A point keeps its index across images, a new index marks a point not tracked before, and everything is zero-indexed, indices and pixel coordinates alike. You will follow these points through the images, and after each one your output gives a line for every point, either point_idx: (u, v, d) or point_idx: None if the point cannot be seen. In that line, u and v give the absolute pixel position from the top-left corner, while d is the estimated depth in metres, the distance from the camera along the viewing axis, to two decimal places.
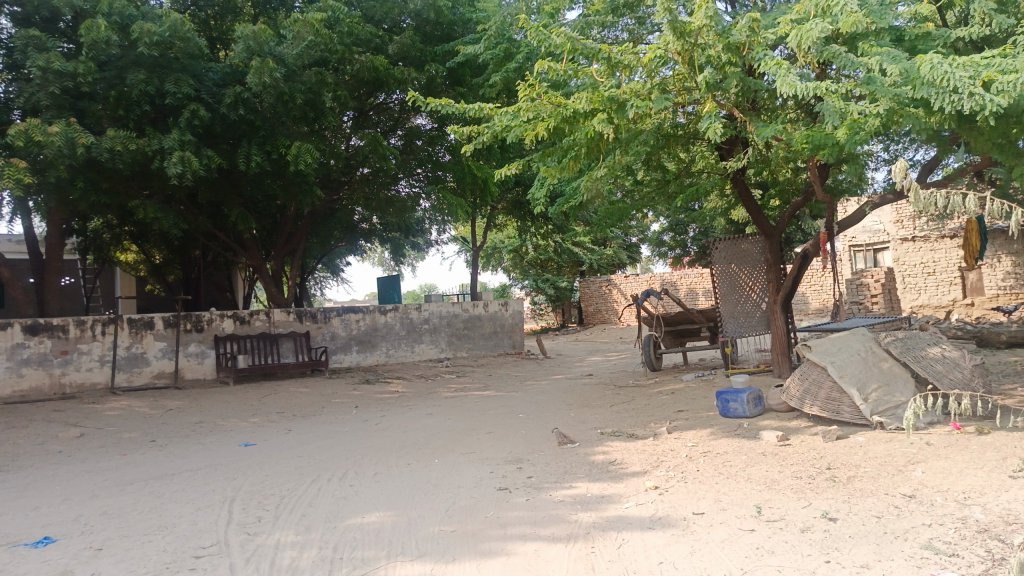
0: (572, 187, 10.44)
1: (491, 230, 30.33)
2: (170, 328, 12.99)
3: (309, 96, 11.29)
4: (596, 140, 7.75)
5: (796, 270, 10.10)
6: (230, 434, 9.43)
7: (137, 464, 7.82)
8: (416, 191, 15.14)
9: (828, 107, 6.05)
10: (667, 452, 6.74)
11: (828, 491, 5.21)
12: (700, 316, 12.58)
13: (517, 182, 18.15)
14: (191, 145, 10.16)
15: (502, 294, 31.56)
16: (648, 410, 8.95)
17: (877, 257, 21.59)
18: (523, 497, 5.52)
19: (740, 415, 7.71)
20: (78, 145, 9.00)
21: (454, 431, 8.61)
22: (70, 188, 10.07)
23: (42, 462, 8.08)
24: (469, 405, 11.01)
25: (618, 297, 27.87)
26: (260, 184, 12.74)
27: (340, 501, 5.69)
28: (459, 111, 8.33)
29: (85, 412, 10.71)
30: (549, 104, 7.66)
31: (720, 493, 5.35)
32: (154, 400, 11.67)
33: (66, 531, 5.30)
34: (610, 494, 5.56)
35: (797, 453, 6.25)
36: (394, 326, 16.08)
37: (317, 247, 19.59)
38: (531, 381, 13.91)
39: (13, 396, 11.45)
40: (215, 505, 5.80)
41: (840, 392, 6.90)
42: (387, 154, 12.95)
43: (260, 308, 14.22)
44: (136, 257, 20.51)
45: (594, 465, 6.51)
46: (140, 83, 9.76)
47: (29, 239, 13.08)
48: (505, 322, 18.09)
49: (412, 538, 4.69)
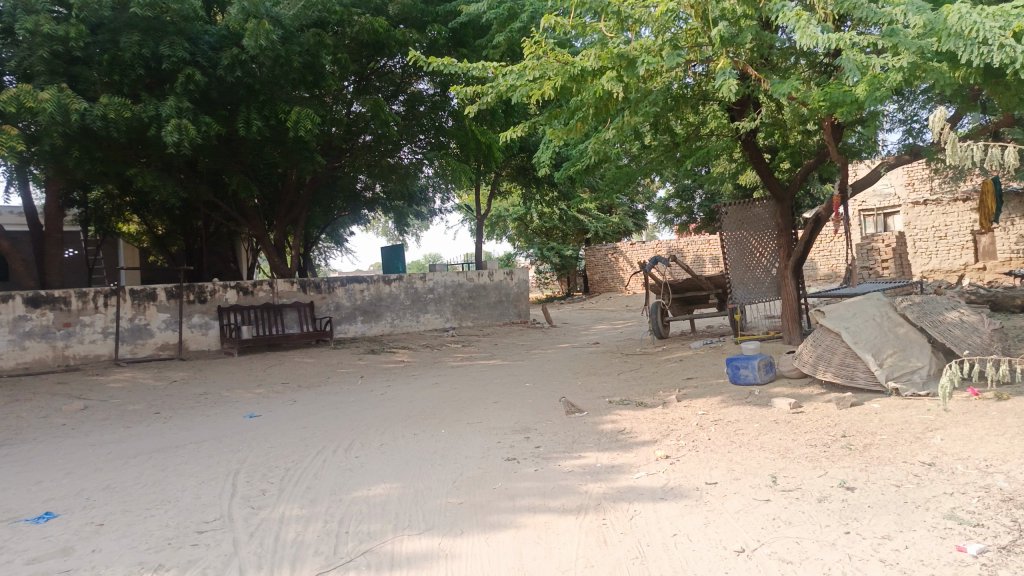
0: (579, 151, 10.20)
1: (496, 198, 30.07)
2: (173, 299, 12.87)
3: (307, 58, 10.99)
4: (604, 100, 7.51)
5: (808, 234, 9.86)
6: (234, 406, 9.35)
7: (141, 436, 7.74)
8: (418, 158, 14.86)
9: (848, 61, 5.80)
10: (677, 421, 6.61)
11: (844, 460, 5.07)
12: (708, 282, 12.39)
13: (522, 148, 17.87)
14: (188, 112, 9.92)
15: (507, 263, 31.37)
16: (656, 378, 8.82)
17: (888, 222, 21.21)
18: (532, 468, 5.40)
19: (751, 382, 7.57)
20: (71, 112, 8.77)
21: (461, 401, 8.50)
22: (66, 157, 9.87)
23: (46, 435, 8.02)
24: (476, 375, 10.91)
25: (623, 265, 27.67)
26: (260, 152, 12.51)
27: (346, 473, 5.58)
28: (462, 71, 8.06)
29: (89, 384, 10.64)
30: (556, 62, 7.43)
31: (734, 462, 5.23)
32: (158, 371, 11.59)
33: (67, 505, 5.21)
34: (621, 464, 5.43)
35: (810, 421, 6.12)
36: (398, 296, 15.94)
37: (320, 217, 19.39)
38: (537, 350, 13.80)
39: (16, 368, 11.40)
40: (219, 477, 5.71)
41: (854, 357, 6.75)
42: (389, 120, 12.69)
43: (263, 278, 14.08)
44: (138, 228, 20.37)
45: (603, 434, 6.39)
46: (134, 47, 9.51)
47: (28, 210, 12.91)
48: (510, 291, 17.93)
49: (419, 511, 4.58)
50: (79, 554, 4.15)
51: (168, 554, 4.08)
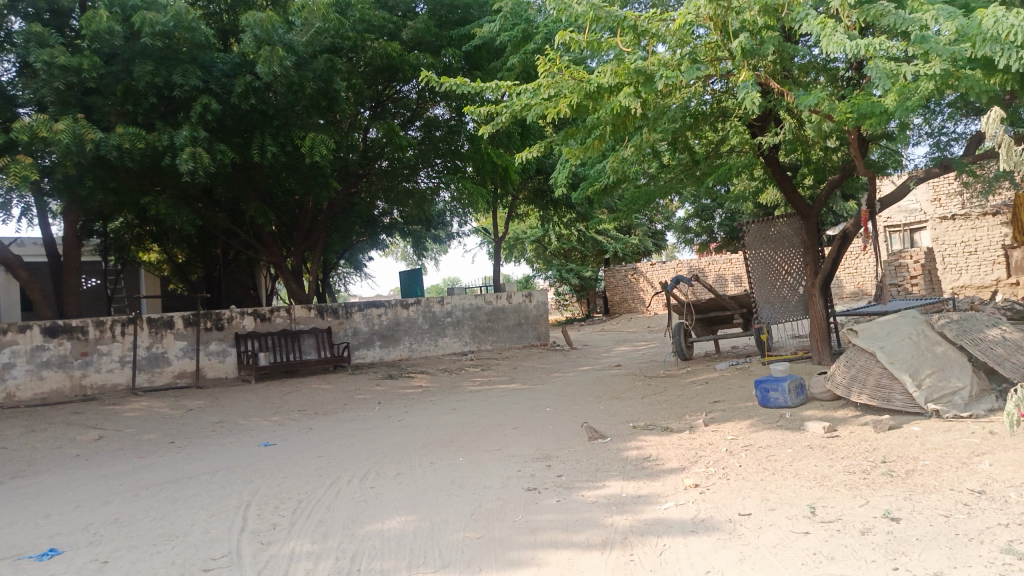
0: (598, 170, 10.03)
1: (513, 221, 30.07)
2: (190, 326, 12.79)
3: (320, 83, 10.94)
4: (622, 116, 7.34)
5: (836, 251, 9.56)
6: (250, 435, 9.18)
7: (153, 468, 7.57)
8: (436, 182, 14.77)
9: (877, 70, 5.59)
10: (706, 447, 6.33)
11: (886, 488, 4.77)
12: (732, 302, 12.09)
13: (539, 170, 17.80)
14: (204, 140, 9.88)
15: (526, 286, 31.18)
16: (682, 402, 8.54)
17: (915, 237, 20.73)
18: (554, 499, 5.14)
19: (781, 405, 7.28)
20: (85, 141, 8.75)
21: (480, 427, 8.28)
22: (80, 186, 9.85)
23: (58, 467, 7.89)
24: (495, 399, 10.67)
25: (644, 286, 27.35)
26: (276, 177, 12.46)
27: (360, 505, 5.36)
28: (476, 90, 7.94)
29: (105, 414, 10.53)
30: (572, 79, 7.29)
31: (767, 491, 4.94)
32: (175, 400, 11.47)
33: (73, 542, 5.03)
34: (647, 494, 5.16)
35: (847, 446, 5.81)
36: (416, 320, 15.78)
37: (338, 242, 19.37)
38: (557, 373, 13.53)
39: (33, 399, 11.35)
40: (230, 511, 5.52)
41: (890, 379, 6.46)
42: (405, 143, 12.62)
43: (280, 304, 13.99)
44: (159, 257, 20.48)
45: (627, 461, 6.13)
46: (148, 75, 9.52)
47: (46, 240, 12.94)
48: (529, 314, 17.71)
49: (435, 546, 4.35)
50: None
51: None
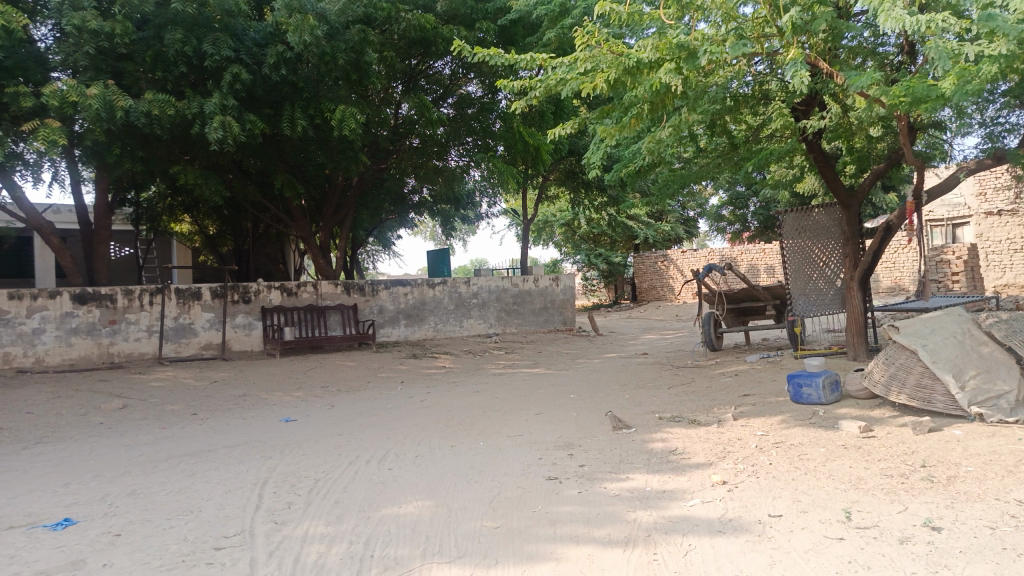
0: (632, 152, 9.77)
1: (543, 204, 29.84)
2: (217, 299, 12.79)
3: (351, 55, 10.78)
4: (661, 93, 7.07)
5: (877, 244, 9.21)
6: (271, 409, 9.15)
7: (174, 439, 7.56)
8: (465, 161, 14.52)
9: (938, 49, 5.28)
10: (735, 442, 6.11)
11: (926, 494, 4.53)
12: (764, 293, 11.78)
13: (571, 151, 17.51)
14: (233, 110, 9.79)
15: (554, 269, 30.91)
16: (710, 394, 8.30)
17: (958, 232, 20.11)
18: (576, 490, 4.98)
19: (814, 401, 7.02)
20: (115, 108, 8.70)
21: (501, 412, 8.14)
22: (109, 154, 9.84)
23: (82, 434, 7.92)
24: (518, 383, 10.53)
25: (674, 273, 26.91)
26: (306, 151, 12.36)
27: (377, 487, 5.25)
28: (510, 62, 7.71)
29: (130, 382, 10.60)
30: (610, 53, 7.03)
31: (799, 493, 4.73)
32: (199, 371, 11.51)
33: (88, 512, 5.00)
34: (673, 489, 4.97)
35: (884, 447, 5.56)
36: (442, 300, 15.68)
37: (367, 219, 19.31)
38: (582, 359, 13.35)
39: (62, 365, 11.47)
40: (246, 487, 5.45)
41: (932, 379, 6.16)
42: (435, 119, 12.43)
43: (307, 280, 13.94)
44: (190, 228, 20.62)
45: (652, 454, 5.94)
46: (177, 44, 9.40)
47: (79, 209, 13.01)
48: (555, 297, 17.50)
49: (451, 534, 4.22)
50: (89, 569, 3.90)
51: (180, 573, 3.79)
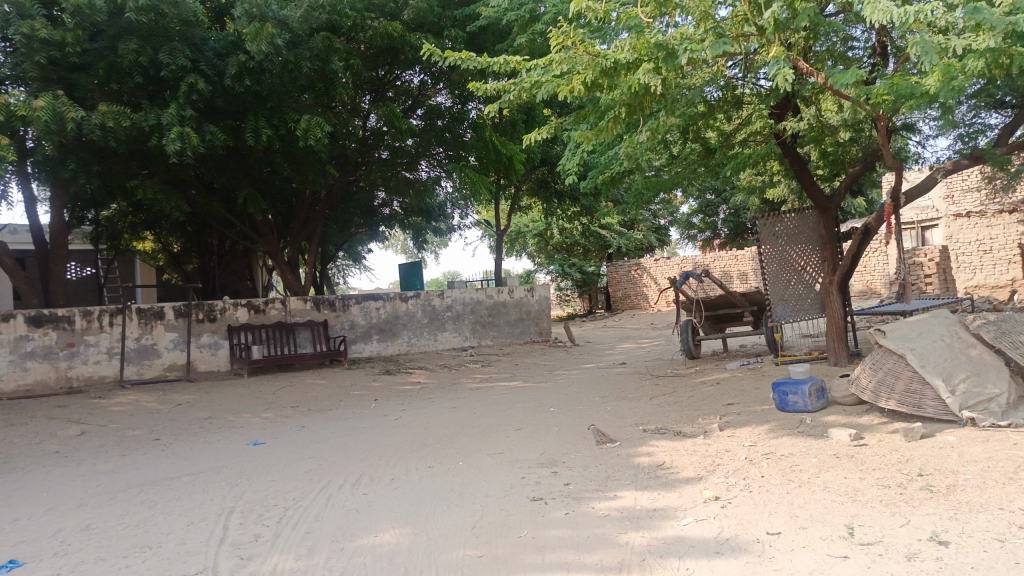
0: (608, 157, 9.60)
1: (515, 214, 29.70)
2: (181, 318, 12.35)
3: (316, 64, 10.44)
4: (639, 95, 6.91)
5: (855, 247, 9.11)
6: (239, 432, 8.77)
7: (135, 467, 7.16)
8: (437, 173, 14.26)
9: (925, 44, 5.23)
10: (723, 454, 5.91)
11: (927, 505, 4.35)
12: (742, 300, 11.66)
13: (544, 160, 17.36)
14: (191, 120, 9.44)
15: (527, 281, 30.70)
16: (693, 404, 8.11)
17: (926, 235, 20.24)
18: (563, 511, 4.72)
19: (801, 409, 6.86)
20: (66, 120, 8.31)
21: (479, 428, 7.86)
22: (62, 168, 9.41)
23: (36, 464, 7.47)
24: (496, 398, 10.25)
25: (648, 281, 26.84)
26: (271, 163, 12.00)
27: (351, 514, 4.95)
28: (482, 65, 7.49)
29: (89, 407, 10.11)
30: (586, 55, 6.86)
31: (795, 507, 4.53)
32: (163, 394, 11.05)
33: (36, 551, 4.62)
34: (663, 507, 4.74)
35: (877, 455, 5.39)
36: (415, 314, 15.36)
37: (337, 234, 18.93)
38: (560, 370, 13.11)
39: (17, 390, 10.93)
40: (211, 518, 5.11)
41: (921, 384, 6.03)
42: (404, 127, 12.16)
43: (275, 296, 13.54)
44: (154, 246, 20.06)
45: (639, 469, 5.70)
46: (131, 54, 9.06)
47: (33, 227, 12.48)
48: (531, 309, 17.27)
49: (432, 566, 3.94)
50: None
51: None
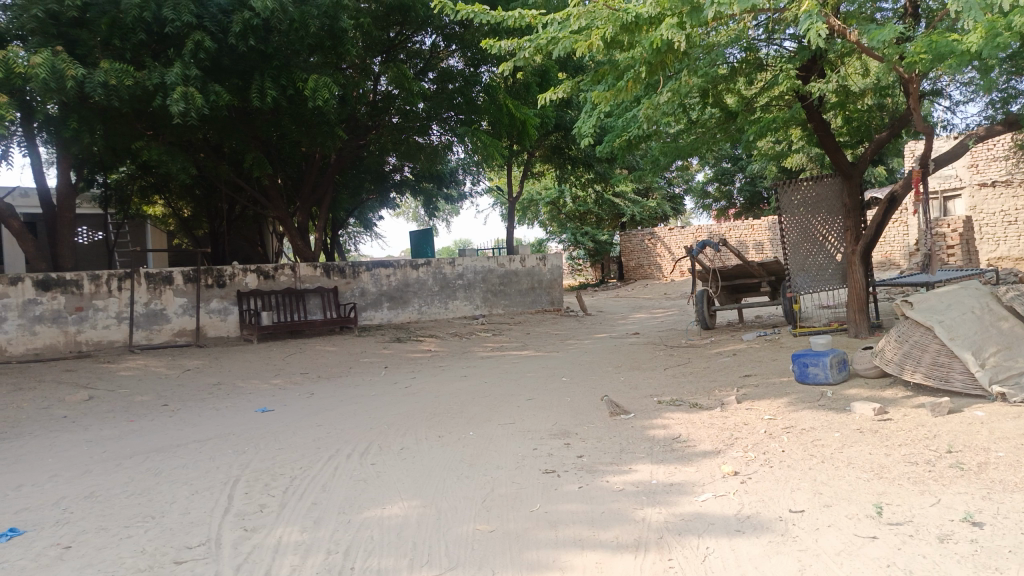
0: (626, 120, 9.32)
1: (528, 181, 29.41)
2: (191, 283, 12.23)
3: (324, 21, 10.03)
4: (662, 52, 6.63)
5: (880, 216, 8.82)
6: (248, 398, 8.67)
7: (142, 433, 7.07)
8: (449, 139, 13.93)
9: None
10: (742, 427, 5.72)
11: (958, 484, 4.16)
12: (760, 270, 11.42)
13: (558, 125, 17.03)
14: (196, 80, 9.19)
15: (539, 249, 30.46)
16: (709, 375, 7.92)
17: (947, 206, 19.82)
18: (576, 485, 4.56)
19: (821, 381, 6.67)
20: (66, 78, 8.11)
21: (491, 397, 7.71)
22: (65, 129, 9.22)
23: (42, 429, 7.40)
24: (508, 367, 10.11)
25: (661, 251, 26.55)
26: (279, 125, 11.75)
27: (359, 485, 4.81)
28: (497, 19, 7.20)
29: (98, 372, 10.05)
30: (606, 9, 6.60)
31: (819, 484, 4.36)
32: (172, 359, 10.98)
33: (38, 519, 4.52)
34: (680, 482, 4.57)
35: (902, 431, 5.20)
36: (426, 282, 15.19)
37: (348, 200, 18.74)
38: (572, 340, 12.94)
39: (26, 354, 10.89)
40: (215, 487, 4.99)
41: (949, 357, 5.80)
42: (415, 89, 11.85)
43: (285, 262, 13.40)
44: (165, 211, 19.97)
45: (655, 442, 5.53)
46: (134, 9, 8.81)
47: (41, 191, 12.34)
48: (543, 277, 17.07)
49: (440, 540, 3.80)
50: None
51: None
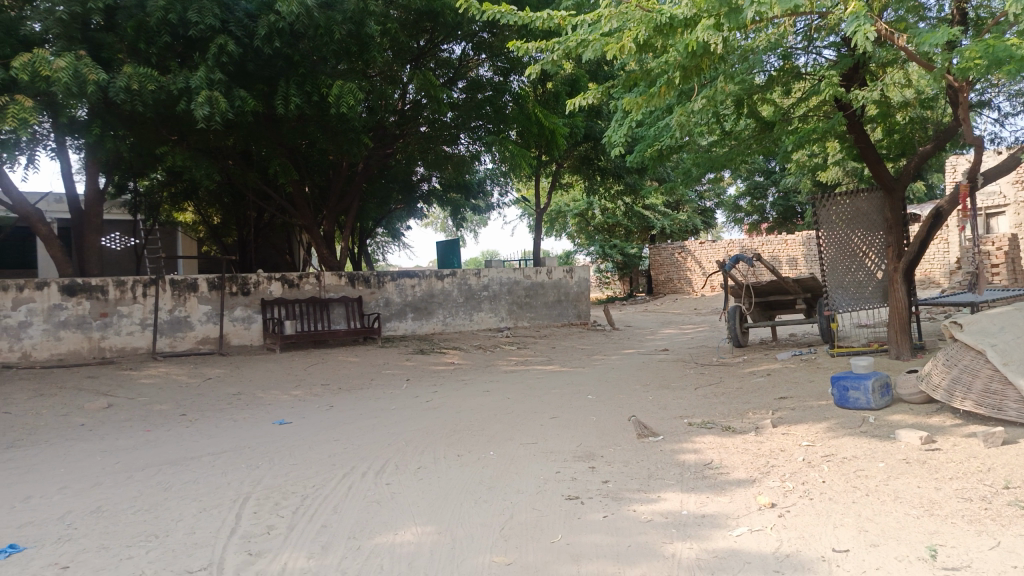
0: (658, 129, 9.06)
1: (557, 193, 29.21)
2: (215, 291, 12.17)
3: (350, 27, 10.00)
4: (698, 54, 6.43)
5: (924, 232, 8.42)
6: (266, 409, 8.52)
7: (157, 444, 6.93)
8: (477, 149, 13.76)
9: None
10: (778, 454, 5.40)
11: (1019, 524, 3.80)
12: (795, 286, 11.05)
13: (588, 136, 16.81)
14: (221, 84, 9.14)
15: (567, 262, 30.13)
16: (742, 396, 7.58)
17: (990, 223, 19.20)
18: (601, 514, 4.28)
19: (862, 407, 6.31)
20: (89, 82, 8.10)
21: (514, 414, 7.45)
22: (91, 134, 9.21)
23: (58, 436, 7.31)
24: (532, 382, 9.85)
25: (691, 265, 26.13)
26: (304, 132, 11.67)
27: (372, 508, 4.58)
28: (525, 20, 7.02)
29: (119, 379, 9.98)
30: (640, 10, 6.41)
31: (864, 520, 4.03)
32: (194, 367, 10.88)
33: (39, 535, 4.35)
34: (713, 513, 4.27)
35: (953, 462, 4.83)
36: (451, 293, 15.00)
37: (375, 210, 18.67)
38: (599, 355, 12.63)
39: (50, 360, 10.88)
40: (224, 506, 4.79)
41: (1002, 384, 5.38)
42: (442, 96, 11.69)
43: (309, 271, 13.29)
44: (195, 219, 20.09)
45: (685, 467, 5.23)
46: (160, 11, 8.82)
47: (69, 196, 12.38)
48: (570, 290, 16.79)
49: (455, 573, 3.55)
50: None
51: None
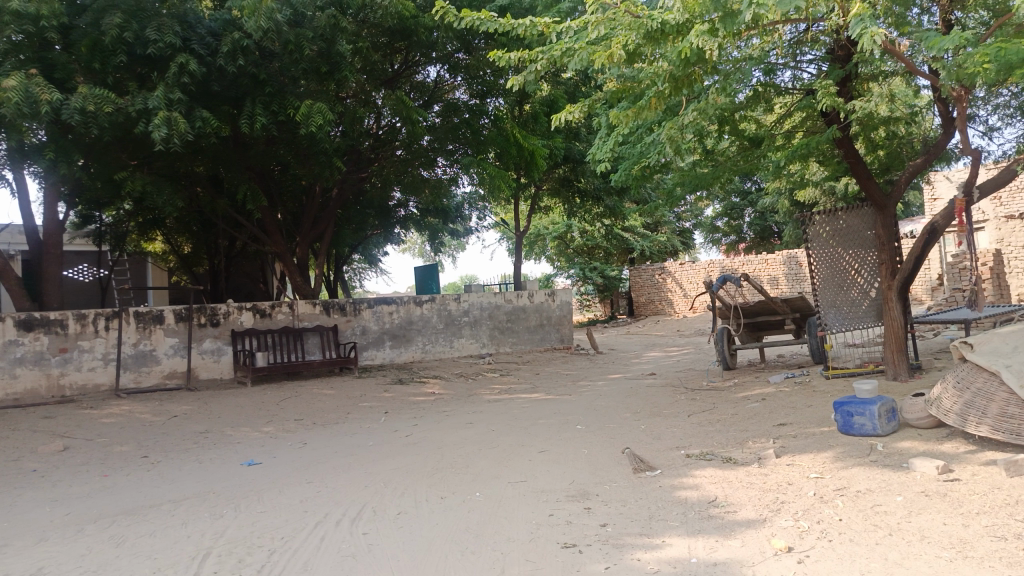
0: (644, 145, 8.76)
1: (535, 216, 28.97)
2: (182, 322, 11.63)
3: (320, 45, 9.76)
4: (692, 61, 6.21)
5: (918, 248, 8.17)
6: (235, 449, 7.99)
7: (112, 490, 6.39)
8: (454, 172, 13.44)
9: None
10: (787, 489, 5.01)
11: None
12: (784, 306, 10.74)
13: (567, 158, 16.60)
14: (181, 104, 8.77)
15: (547, 285, 29.77)
16: (739, 423, 7.22)
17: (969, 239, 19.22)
18: (602, 565, 3.86)
19: (868, 433, 5.96)
20: (39, 103, 7.70)
21: (500, 449, 7.00)
22: (43, 158, 8.74)
23: (5, 484, 6.74)
24: (517, 411, 9.41)
25: (672, 286, 25.89)
26: (274, 156, 11.29)
27: (347, 563, 4.11)
28: (506, 27, 6.73)
29: (78, 418, 9.38)
30: (626, 14, 6.21)
31: (891, 565, 3.65)
32: (159, 404, 10.30)
33: None
34: (725, 561, 3.86)
35: (978, 495, 4.47)
36: (431, 319, 14.55)
37: (351, 237, 18.23)
38: (584, 381, 12.22)
39: (5, 399, 10.23)
40: (182, 564, 4.29)
41: (1020, 408, 5.04)
42: (416, 117, 11.33)
43: (282, 300, 12.78)
44: (164, 249, 19.48)
45: (688, 506, 4.82)
46: (114, 29, 8.48)
47: (26, 226, 11.80)
48: (552, 314, 16.41)
49: None
50: None
51: None
